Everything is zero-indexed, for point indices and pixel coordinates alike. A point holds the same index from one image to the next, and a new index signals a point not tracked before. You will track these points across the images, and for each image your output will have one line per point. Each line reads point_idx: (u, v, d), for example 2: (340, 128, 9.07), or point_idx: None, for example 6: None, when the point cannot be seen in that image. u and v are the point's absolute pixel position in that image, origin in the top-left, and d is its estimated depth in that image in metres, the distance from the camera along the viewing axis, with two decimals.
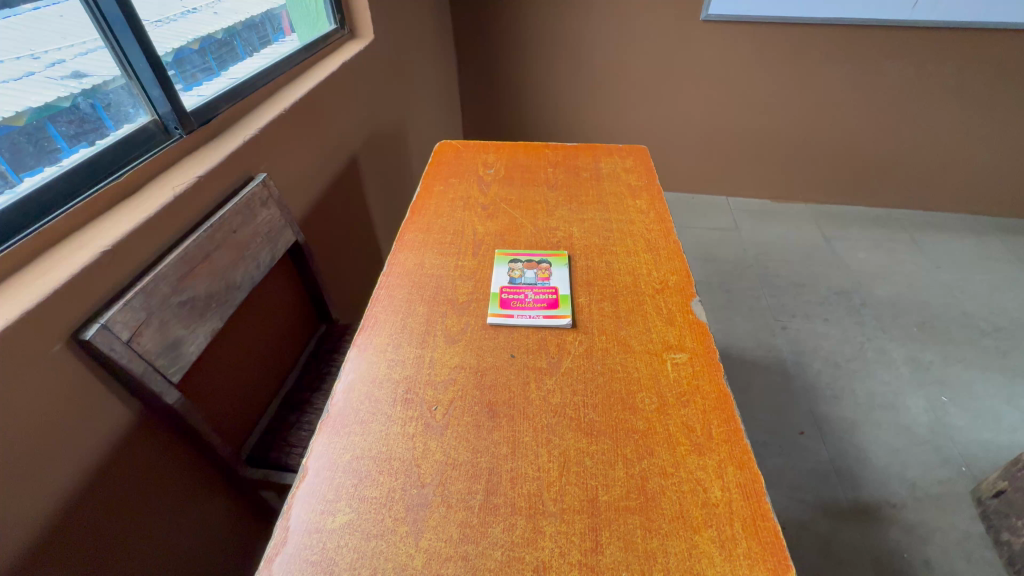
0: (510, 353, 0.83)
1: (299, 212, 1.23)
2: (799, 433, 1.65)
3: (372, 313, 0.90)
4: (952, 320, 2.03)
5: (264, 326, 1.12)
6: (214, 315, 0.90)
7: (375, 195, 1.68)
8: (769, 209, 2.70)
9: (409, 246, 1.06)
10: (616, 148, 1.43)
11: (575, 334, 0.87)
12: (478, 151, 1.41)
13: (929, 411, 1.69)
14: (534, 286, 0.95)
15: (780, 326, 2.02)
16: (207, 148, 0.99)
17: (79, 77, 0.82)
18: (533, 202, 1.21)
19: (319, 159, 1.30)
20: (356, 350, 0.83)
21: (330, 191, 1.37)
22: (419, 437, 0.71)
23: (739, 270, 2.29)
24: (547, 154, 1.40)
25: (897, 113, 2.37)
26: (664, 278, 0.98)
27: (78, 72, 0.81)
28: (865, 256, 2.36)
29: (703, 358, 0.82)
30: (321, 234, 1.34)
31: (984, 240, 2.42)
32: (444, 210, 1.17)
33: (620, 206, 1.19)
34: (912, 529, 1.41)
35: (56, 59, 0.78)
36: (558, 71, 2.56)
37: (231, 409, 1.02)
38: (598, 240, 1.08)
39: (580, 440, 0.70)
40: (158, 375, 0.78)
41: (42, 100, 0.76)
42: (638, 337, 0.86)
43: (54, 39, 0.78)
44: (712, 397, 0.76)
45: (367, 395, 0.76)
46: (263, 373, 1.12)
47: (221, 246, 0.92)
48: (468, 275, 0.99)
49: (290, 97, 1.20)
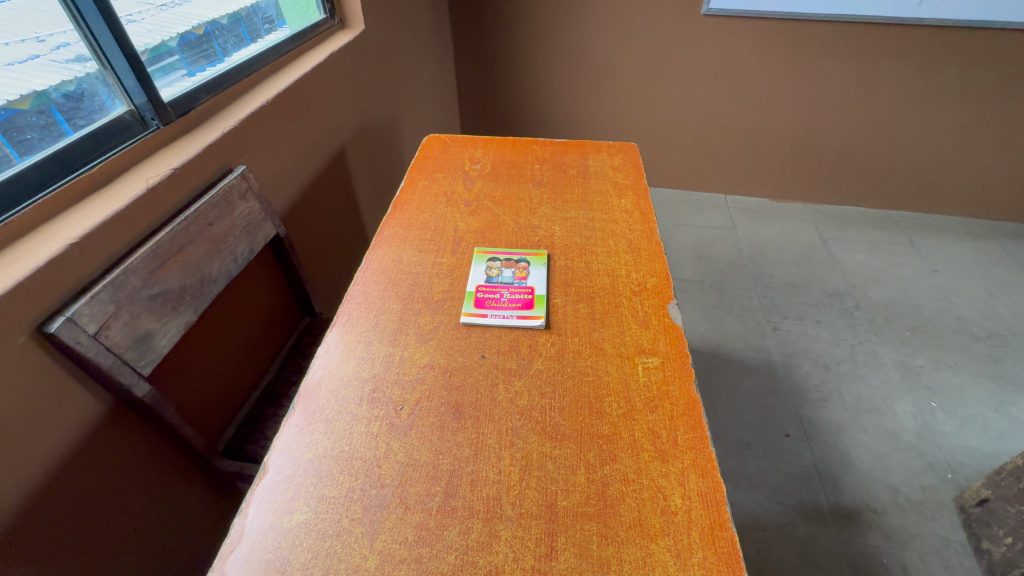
0: (481, 353, 0.83)
1: (282, 204, 1.23)
2: (784, 435, 1.64)
3: (346, 309, 0.90)
4: (945, 324, 2.01)
5: (243, 319, 1.12)
6: (188, 308, 0.90)
7: (365, 187, 1.67)
8: (767, 208, 2.67)
9: (388, 242, 1.05)
10: (605, 145, 1.41)
11: (548, 335, 0.86)
12: (465, 145, 1.40)
13: (917, 417, 1.69)
14: (510, 286, 0.95)
15: (772, 327, 2.00)
16: (185, 139, 0.98)
17: (83, 60, 0.85)
18: (516, 199, 1.20)
19: (304, 152, 1.30)
20: (327, 346, 0.83)
21: (316, 183, 1.36)
22: (382, 437, 0.71)
23: (732, 269, 2.27)
24: (535, 150, 1.38)
25: (899, 113, 2.33)
26: (643, 280, 0.97)
27: (82, 56, 0.84)
28: (861, 258, 2.33)
29: (675, 362, 0.82)
30: (305, 227, 1.33)
31: (983, 244, 2.39)
32: (426, 205, 1.17)
33: (605, 205, 1.18)
34: (891, 534, 1.41)
35: (61, 42, 0.81)
36: (557, 64, 2.53)
37: (208, 402, 1.02)
38: (580, 239, 1.07)
39: (544, 444, 0.70)
40: (127, 369, 0.78)
41: (46, 83, 0.80)
42: (612, 340, 0.85)
43: (62, 22, 0.80)
44: (680, 403, 0.75)
45: (333, 393, 0.76)
46: (242, 365, 1.13)
47: (195, 239, 0.92)
48: (446, 272, 0.98)
49: (274, 88, 1.18)
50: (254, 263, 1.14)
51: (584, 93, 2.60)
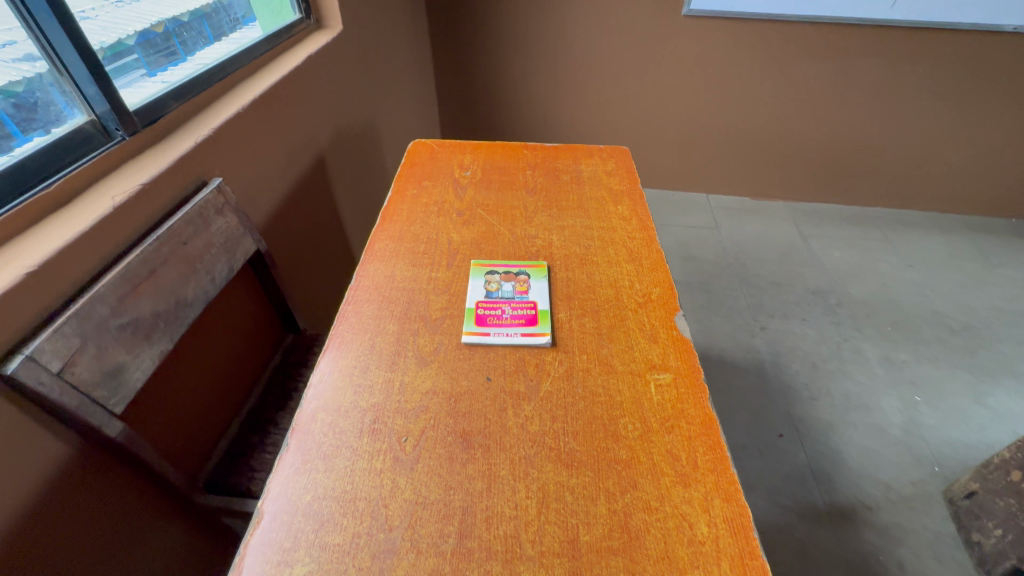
0: (486, 376, 0.78)
1: (261, 217, 1.15)
2: (778, 436, 1.65)
3: (338, 331, 0.84)
4: (923, 318, 2.06)
5: (223, 341, 1.05)
6: (162, 336, 0.83)
7: (346, 195, 1.60)
8: (747, 206, 2.70)
9: (379, 256, 1.00)
10: (596, 149, 1.38)
11: (555, 353, 0.82)
12: (453, 151, 1.35)
13: (902, 411, 1.72)
14: (511, 301, 0.91)
15: (759, 327, 2.02)
16: (154, 151, 0.90)
17: (33, 60, 0.76)
18: (510, 207, 1.15)
19: (283, 160, 1.22)
20: (320, 374, 0.77)
21: (296, 193, 1.29)
22: (386, 474, 0.66)
23: (718, 269, 2.28)
24: (526, 155, 1.34)
25: (873, 112, 2.39)
26: (647, 290, 0.95)
27: (31, 56, 0.76)
28: (841, 254, 2.37)
29: (687, 378, 0.79)
30: (286, 239, 1.26)
31: (953, 238, 2.46)
32: (417, 216, 1.11)
33: (601, 212, 1.14)
34: (885, 531, 1.43)
35: (8, 41, 0.72)
36: (537, 64, 2.49)
37: (187, 434, 0.95)
38: (579, 249, 1.04)
39: (560, 473, 0.66)
40: (96, 408, 0.70)
41: None
42: (621, 356, 0.82)
43: (9, 20, 0.72)
44: (697, 422, 0.73)
45: (330, 426, 0.71)
46: (223, 391, 1.05)
47: (168, 260, 0.84)
48: (443, 288, 0.94)
49: (249, 93, 1.11)
50: (232, 281, 1.07)
51: (565, 94, 2.57)
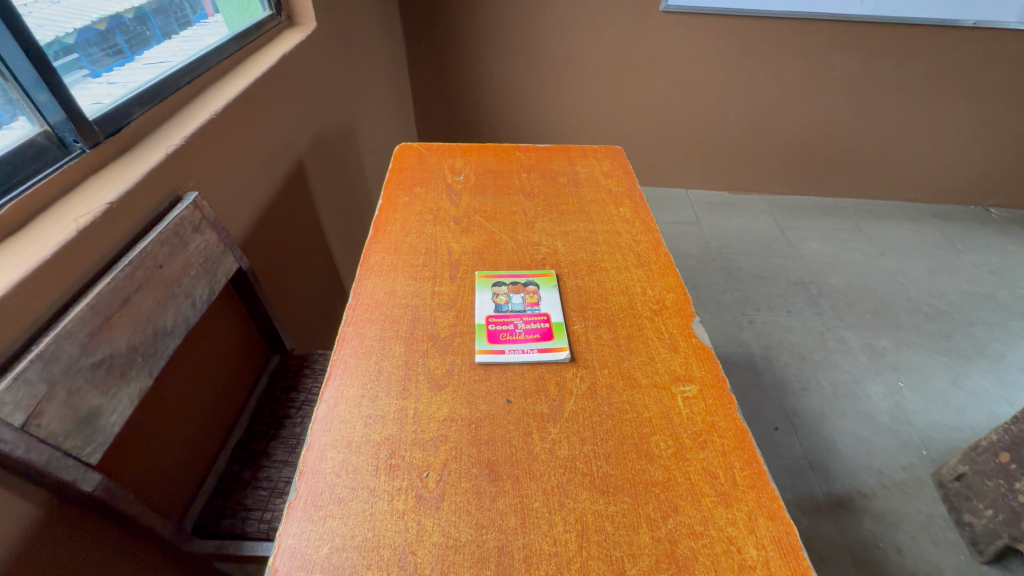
0: (505, 398, 0.73)
1: (241, 231, 1.06)
2: (774, 429, 1.67)
3: (340, 357, 0.77)
4: (900, 305, 2.13)
5: (206, 369, 0.96)
6: (141, 372, 0.74)
7: (326, 202, 1.51)
8: (726, 200, 2.73)
9: (376, 271, 0.93)
10: (590, 148, 1.35)
11: (575, 369, 0.78)
12: (443, 155, 1.29)
13: (888, 398, 1.77)
14: (523, 314, 0.86)
15: (747, 320, 2.04)
16: (119, 164, 0.81)
17: None
18: (509, 213, 1.10)
19: (260, 168, 1.13)
20: (325, 407, 0.71)
21: (276, 203, 1.20)
22: (410, 515, 0.60)
23: (703, 265, 2.30)
24: (519, 157, 1.29)
25: (843, 105, 2.45)
26: (661, 296, 0.91)
27: None
28: (818, 245, 2.43)
29: (713, 389, 0.76)
30: (268, 253, 1.17)
31: (920, 226, 2.56)
32: (412, 225, 1.05)
33: (603, 215, 1.11)
34: (883, 517, 1.46)
35: None
36: (515, 61, 2.43)
37: (172, 474, 0.86)
38: (585, 255, 1.00)
39: (597, 500, 0.62)
40: (69, 460, 0.62)
41: None
42: (643, 369, 0.79)
43: None
44: (730, 436, 0.70)
45: (343, 465, 0.64)
46: (209, 423, 0.96)
47: (143, 286, 0.76)
48: (449, 303, 0.88)
49: (221, 98, 1.02)
50: (213, 303, 0.98)
51: (544, 91, 2.53)
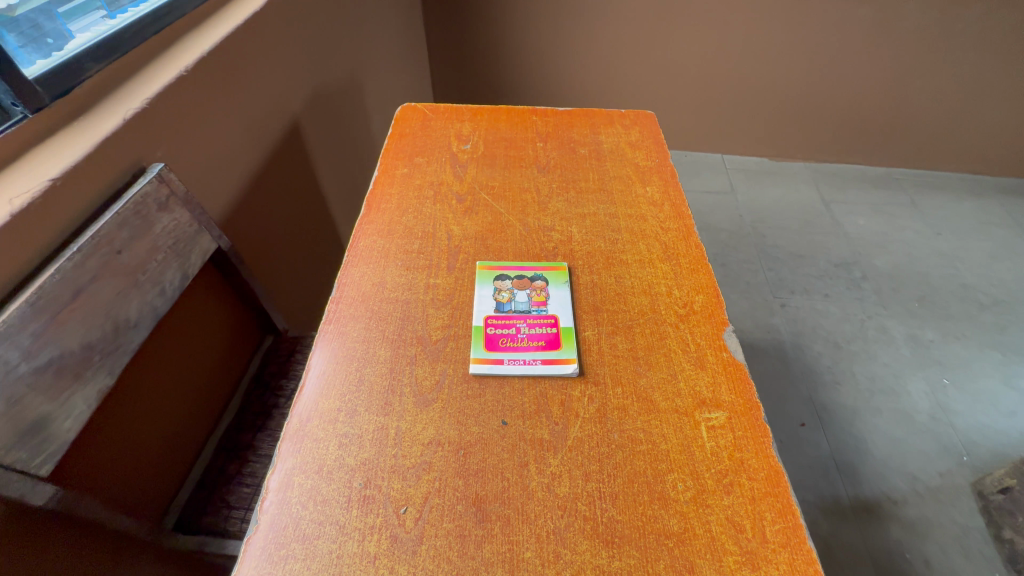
0: (501, 420, 0.64)
1: (225, 204, 0.97)
2: (800, 424, 1.55)
3: (318, 362, 0.69)
4: (951, 292, 1.93)
5: (186, 356, 0.90)
6: (100, 371, 0.67)
7: (326, 166, 1.39)
8: (766, 167, 2.48)
9: (365, 257, 0.83)
10: (617, 113, 1.18)
11: (584, 386, 0.68)
12: (450, 118, 1.15)
13: (930, 395, 1.63)
14: (527, 316, 0.76)
15: (779, 304, 1.88)
16: (67, 130, 0.70)
17: None
18: (520, 190, 0.97)
19: (246, 133, 1.01)
20: (296, 421, 0.63)
21: (266, 171, 1.09)
22: (382, 560, 0.53)
23: (735, 240, 2.12)
24: (536, 123, 1.14)
25: (912, 61, 2.14)
26: (689, 298, 0.79)
27: None
28: (865, 222, 2.20)
29: (745, 418, 0.65)
30: (256, 227, 1.07)
31: (983, 203, 2.29)
32: (409, 203, 0.93)
33: (627, 195, 0.97)
34: (911, 525, 1.36)
35: None
36: (539, 6, 2.19)
37: (152, 469, 0.81)
38: (604, 245, 0.87)
39: (599, 554, 0.54)
40: (11, 477, 0.56)
41: None
42: (662, 389, 0.68)
43: None
44: (761, 478, 0.60)
45: (312, 494, 0.57)
46: (195, 412, 0.91)
47: (99, 275, 0.67)
48: (444, 299, 0.78)
49: (195, 49, 0.89)
50: (191, 285, 0.90)
51: (570, 41, 2.29)
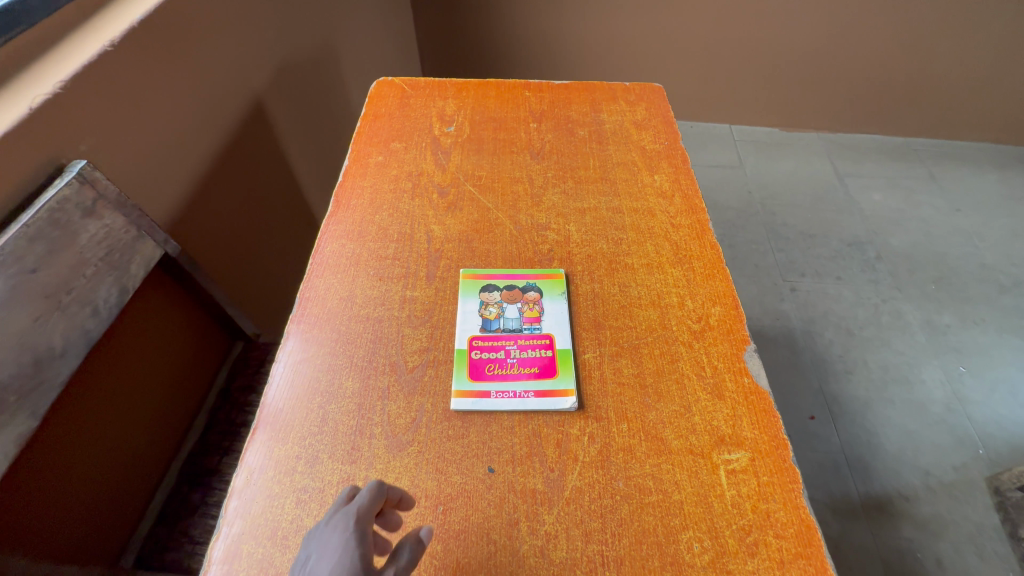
0: (487, 467, 0.55)
1: (173, 202, 0.85)
2: (810, 418, 1.48)
3: (274, 398, 0.60)
4: (970, 273, 1.82)
5: (137, 376, 0.80)
6: (20, 412, 0.57)
7: (298, 149, 1.24)
8: (776, 138, 2.30)
9: (332, 267, 0.72)
10: (621, 87, 1.05)
11: (584, 423, 0.58)
12: (431, 95, 1.01)
13: (945, 384, 1.55)
14: (518, 336, 0.66)
15: (789, 288, 1.78)
16: None
17: None
18: (511, 180, 0.85)
19: (197, 116, 0.88)
20: (247, 474, 0.54)
21: (223, 160, 0.97)
22: None
23: (742, 219, 1.99)
24: (529, 100, 1.01)
25: (943, 19, 1.93)
26: (704, 310, 0.69)
27: None
28: (881, 197, 2.06)
29: (770, 460, 0.56)
30: (213, 225, 0.95)
31: (1007, 174, 2.14)
32: (384, 197, 0.82)
33: (632, 186, 0.85)
34: (924, 523, 1.31)
35: None
36: None
37: (103, 505, 0.73)
38: (606, 246, 0.76)
39: None
40: None
41: None
42: (674, 425, 0.59)
43: None
44: (791, 536, 0.51)
45: (264, 566, 0.49)
46: (153, 437, 0.82)
47: (5, 302, 0.57)
48: (423, 316, 0.67)
49: (124, 18, 0.75)
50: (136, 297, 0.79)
51: None
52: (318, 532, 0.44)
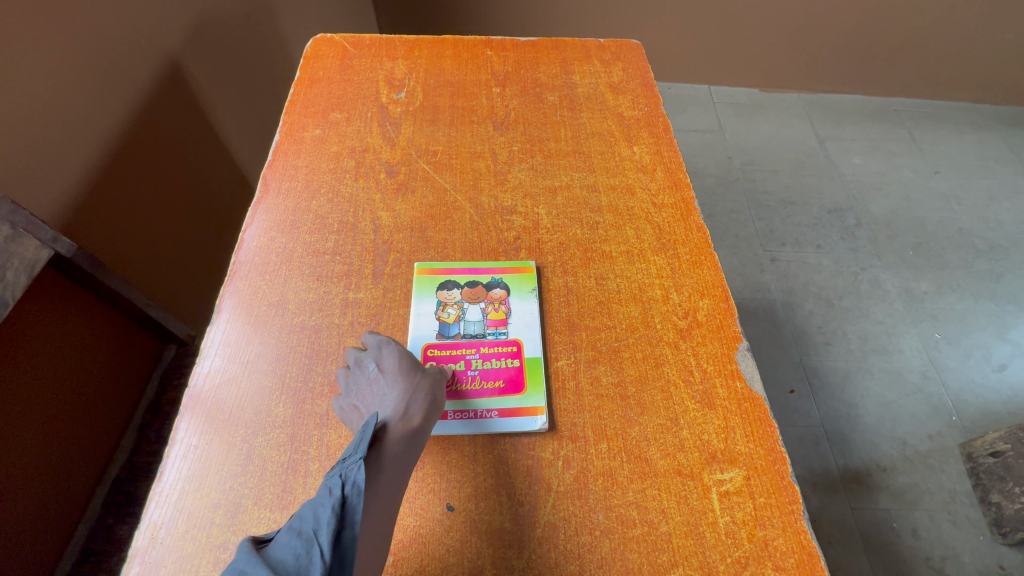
0: (446, 504, 0.47)
1: (55, 193, 0.71)
2: (789, 392, 1.46)
3: (187, 429, 0.50)
4: (948, 239, 1.79)
5: (31, 393, 0.71)
6: None
7: (230, 122, 1.09)
8: (757, 99, 2.16)
9: (259, 265, 0.61)
10: (594, 44, 0.92)
11: (557, 445, 0.51)
12: (377, 55, 0.87)
13: (922, 353, 1.54)
14: (479, 343, 0.57)
15: (769, 258, 1.73)
16: None
17: None
18: (471, 156, 0.74)
19: (84, 86, 0.74)
20: (151, 530, 0.45)
21: (129, 138, 0.83)
22: None
23: (722, 187, 1.91)
24: (491, 61, 0.88)
25: None
26: (691, 304, 0.61)
27: None
28: (862, 160, 2.00)
29: (767, 479, 0.50)
30: (117, 217, 0.82)
31: (986, 135, 2.09)
32: (323, 178, 0.70)
33: (609, 160, 0.75)
34: (900, 494, 1.32)
35: None
36: None
37: (13, 532, 0.69)
38: (580, 232, 0.67)
39: None
40: None
41: None
42: (659, 443, 0.51)
43: None
44: (791, 566, 0.45)
45: None
46: (68, 452, 0.77)
47: None
48: (369, 322, 0.57)
49: None
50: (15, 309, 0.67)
51: None
52: (360, 351, 0.53)
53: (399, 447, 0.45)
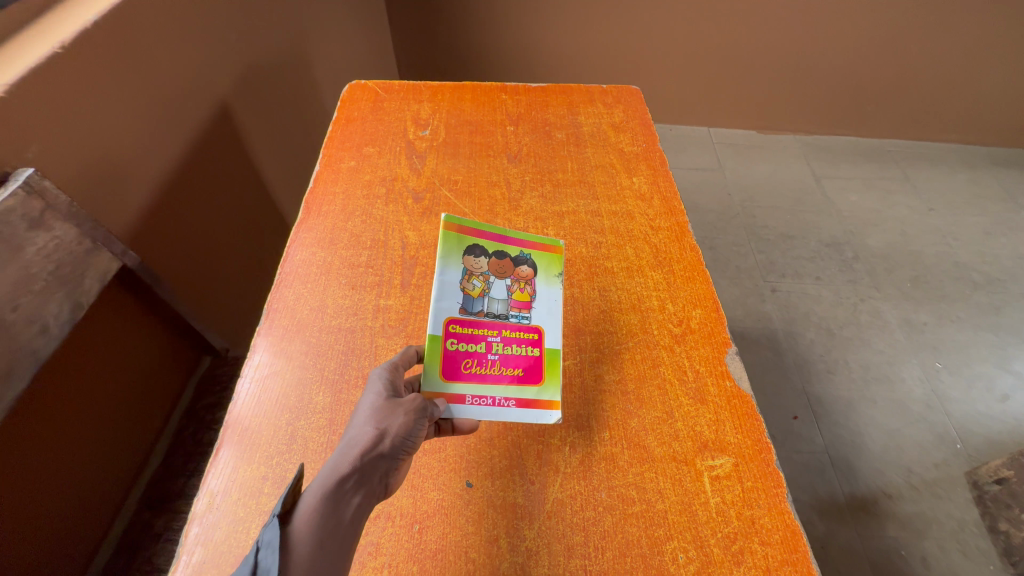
0: (465, 481, 0.53)
1: (123, 212, 0.80)
2: (793, 418, 1.49)
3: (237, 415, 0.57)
4: (944, 272, 1.85)
5: (81, 387, 0.79)
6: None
7: (267, 157, 1.21)
8: (754, 140, 2.29)
9: (302, 275, 0.70)
10: (598, 89, 1.04)
11: (564, 433, 0.57)
12: (405, 98, 0.99)
13: (924, 382, 1.57)
14: (503, 326, 0.59)
15: (770, 289, 1.79)
16: None
17: None
18: (487, 184, 0.84)
19: (152, 124, 0.85)
20: (209, 497, 0.51)
21: (184, 169, 0.93)
22: None
23: (723, 221, 2.00)
24: (506, 104, 0.99)
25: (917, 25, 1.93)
26: (684, 313, 0.68)
27: None
28: (857, 197, 2.09)
29: (753, 466, 0.55)
30: (170, 237, 0.91)
31: (977, 174, 2.18)
32: (357, 202, 0.79)
33: (611, 188, 0.84)
34: (908, 522, 1.32)
35: None
36: None
37: (68, 516, 0.76)
38: (585, 249, 0.75)
39: None
40: None
41: None
42: (657, 432, 0.57)
43: None
44: (776, 542, 0.50)
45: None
46: (116, 446, 0.84)
47: None
48: (397, 325, 0.65)
49: (76, 21, 0.72)
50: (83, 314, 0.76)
51: None
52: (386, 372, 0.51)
53: (320, 497, 0.40)
